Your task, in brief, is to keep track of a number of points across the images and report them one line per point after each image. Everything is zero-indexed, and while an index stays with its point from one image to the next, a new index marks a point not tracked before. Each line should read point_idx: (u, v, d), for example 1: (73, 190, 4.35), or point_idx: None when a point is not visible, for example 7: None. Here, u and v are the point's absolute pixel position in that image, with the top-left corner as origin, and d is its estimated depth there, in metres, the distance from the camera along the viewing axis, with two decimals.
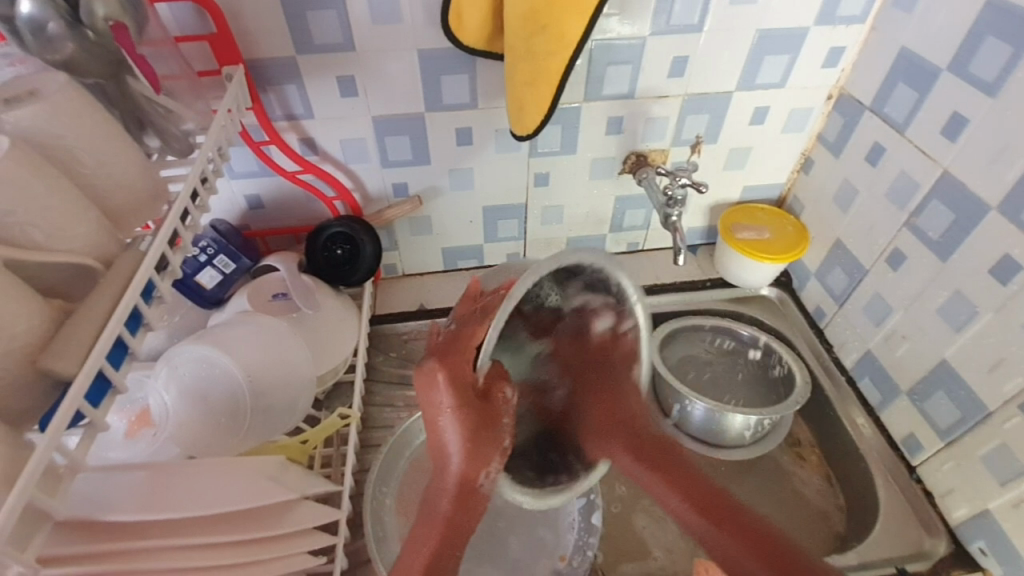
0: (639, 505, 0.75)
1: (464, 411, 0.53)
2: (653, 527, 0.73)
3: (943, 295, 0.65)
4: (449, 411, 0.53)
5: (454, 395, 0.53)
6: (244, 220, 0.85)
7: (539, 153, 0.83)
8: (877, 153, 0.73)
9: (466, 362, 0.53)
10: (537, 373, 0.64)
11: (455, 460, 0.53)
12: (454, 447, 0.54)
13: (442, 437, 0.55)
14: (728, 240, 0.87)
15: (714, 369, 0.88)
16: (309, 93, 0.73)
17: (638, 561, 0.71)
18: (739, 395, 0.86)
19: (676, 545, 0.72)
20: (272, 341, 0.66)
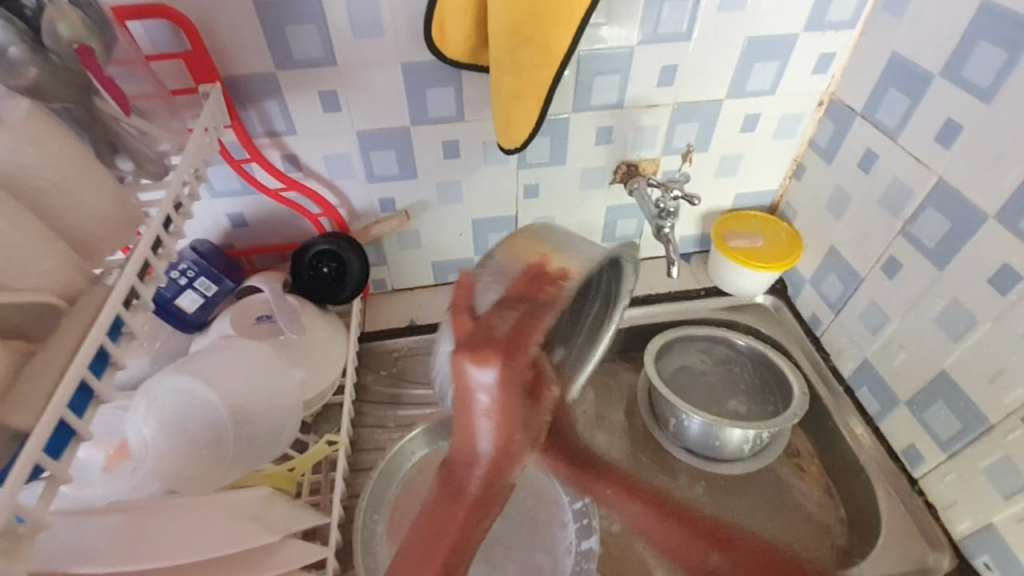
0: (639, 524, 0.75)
1: (508, 408, 0.44)
2: (653, 547, 0.73)
3: (941, 305, 0.64)
4: (486, 401, 0.43)
5: (505, 387, 0.43)
6: (227, 239, 0.83)
7: (528, 164, 0.81)
8: (869, 159, 0.72)
9: (527, 354, 0.45)
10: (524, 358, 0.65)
11: (487, 450, 0.44)
12: (481, 441, 0.44)
13: (467, 422, 0.44)
14: (721, 248, 0.85)
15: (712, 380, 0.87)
16: (290, 108, 0.71)
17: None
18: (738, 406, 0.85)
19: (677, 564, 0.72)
20: (254, 367, 0.64)
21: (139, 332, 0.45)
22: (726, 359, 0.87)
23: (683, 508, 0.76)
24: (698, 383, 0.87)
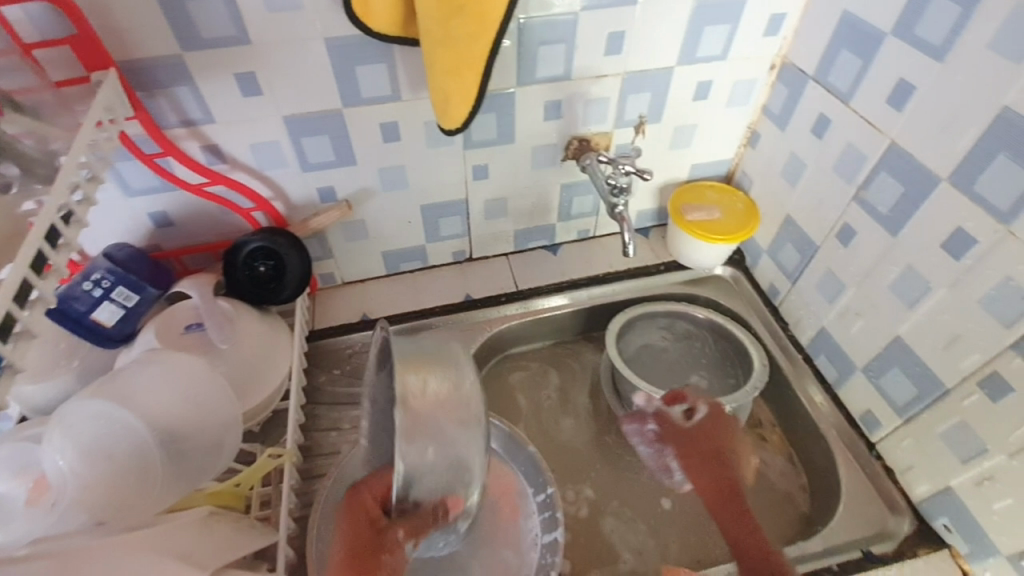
0: (607, 507, 0.75)
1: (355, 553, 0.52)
2: (621, 530, 0.73)
3: (895, 272, 0.63)
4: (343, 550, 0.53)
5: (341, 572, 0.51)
6: (153, 240, 0.76)
7: (474, 144, 0.77)
8: (822, 125, 0.70)
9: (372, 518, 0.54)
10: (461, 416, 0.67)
11: None
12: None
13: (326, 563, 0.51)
14: (679, 223, 0.84)
15: (676, 359, 0.85)
16: (203, 93, 0.64)
17: (607, 566, 0.70)
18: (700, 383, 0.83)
19: (645, 545, 0.72)
20: (183, 382, 0.59)
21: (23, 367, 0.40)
22: (688, 337, 0.87)
23: (648, 488, 0.76)
24: (659, 360, 0.85)
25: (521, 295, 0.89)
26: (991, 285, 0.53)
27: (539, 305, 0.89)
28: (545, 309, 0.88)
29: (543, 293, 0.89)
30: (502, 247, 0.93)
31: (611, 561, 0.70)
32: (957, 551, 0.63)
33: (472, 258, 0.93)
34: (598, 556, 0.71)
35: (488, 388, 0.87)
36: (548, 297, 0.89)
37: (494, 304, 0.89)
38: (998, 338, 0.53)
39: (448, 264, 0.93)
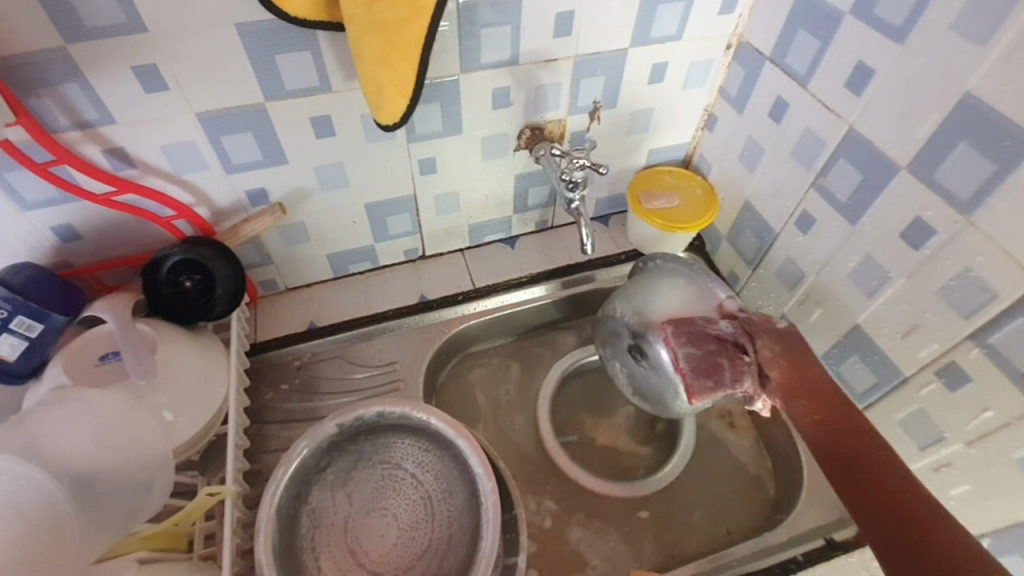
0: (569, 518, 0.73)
1: None
2: (588, 538, 0.71)
3: (854, 261, 0.62)
4: None
5: None
6: (61, 257, 0.68)
7: (418, 136, 0.71)
8: (779, 108, 0.67)
9: None
10: (446, 466, 0.67)
11: None
12: None
13: None
14: (639, 212, 0.80)
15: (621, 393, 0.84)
16: (98, 91, 0.55)
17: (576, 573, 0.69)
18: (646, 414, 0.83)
19: (615, 549, 0.71)
20: (99, 422, 0.54)
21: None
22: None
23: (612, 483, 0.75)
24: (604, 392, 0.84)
25: (479, 292, 0.85)
26: (949, 276, 0.52)
27: (499, 303, 0.85)
28: (505, 306, 0.84)
29: (502, 289, 0.85)
30: (456, 242, 0.88)
31: (579, 567, 0.69)
32: None
33: (425, 255, 0.88)
34: (565, 563, 0.69)
35: (448, 390, 0.83)
36: (506, 294, 0.85)
37: (451, 304, 0.84)
38: (956, 329, 0.53)
39: (400, 263, 0.88)
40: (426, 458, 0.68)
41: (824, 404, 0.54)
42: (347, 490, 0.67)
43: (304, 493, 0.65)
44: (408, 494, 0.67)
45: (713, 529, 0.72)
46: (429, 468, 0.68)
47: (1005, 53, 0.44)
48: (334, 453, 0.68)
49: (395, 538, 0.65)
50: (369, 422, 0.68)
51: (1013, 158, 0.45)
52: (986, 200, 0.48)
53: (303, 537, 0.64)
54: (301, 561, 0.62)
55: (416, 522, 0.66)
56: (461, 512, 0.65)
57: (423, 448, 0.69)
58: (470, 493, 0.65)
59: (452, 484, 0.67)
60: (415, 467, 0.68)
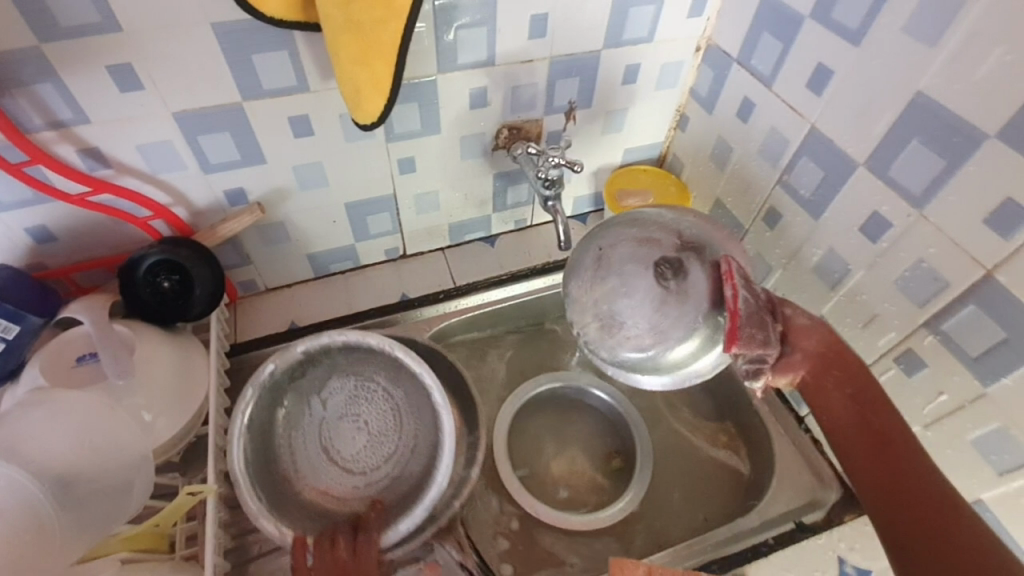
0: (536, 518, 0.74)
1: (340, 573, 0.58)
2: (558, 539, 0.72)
3: (818, 255, 0.65)
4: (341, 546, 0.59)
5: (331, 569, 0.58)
6: (35, 259, 0.67)
7: (397, 136, 0.72)
8: (747, 108, 0.70)
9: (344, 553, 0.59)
10: (408, 386, 0.71)
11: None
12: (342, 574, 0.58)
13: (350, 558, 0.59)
14: (614, 210, 0.82)
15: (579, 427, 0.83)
16: (73, 91, 0.55)
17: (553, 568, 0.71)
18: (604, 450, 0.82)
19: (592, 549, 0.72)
20: (77, 423, 0.54)
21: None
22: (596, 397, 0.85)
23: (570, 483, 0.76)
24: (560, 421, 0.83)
25: (459, 290, 0.86)
26: (904, 267, 0.55)
27: (479, 300, 0.85)
28: (484, 303, 0.85)
29: (482, 286, 0.86)
30: (436, 241, 0.89)
31: (556, 563, 0.71)
32: None
33: (406, 254, 0.89)
34: (535, 560, 0.71)
35: None
36: (487, 291, 0.85)
37: (431, 301, 0.85)
38: (912, 317, 0.56)
39: (380, 262, 0.88)
40: (391, 378, 0.71)
41: (852, 372, 0.49)
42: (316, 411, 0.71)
43: (278, 404, 0.69)
44: (376, 404, 0.71)
45: (691, 514, 0.75)
46: (393, 390, 0.71)
47: (950, 55, 0.47)
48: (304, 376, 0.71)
49: (363, 451, 0.69)
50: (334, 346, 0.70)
51: (960, 155, 0.48)
52: (936, 194, 0.51)
53: (281, 439, 0.69)
54: (279, 455, 0.68)
55: (385, 426, 0.71)
56: (423, 419, 0.70)
57: (389, 367, 0.71)
58: (432, 408, 0.69)
59: (417, 399, 0.70)
60: (383, 382, 0.72)
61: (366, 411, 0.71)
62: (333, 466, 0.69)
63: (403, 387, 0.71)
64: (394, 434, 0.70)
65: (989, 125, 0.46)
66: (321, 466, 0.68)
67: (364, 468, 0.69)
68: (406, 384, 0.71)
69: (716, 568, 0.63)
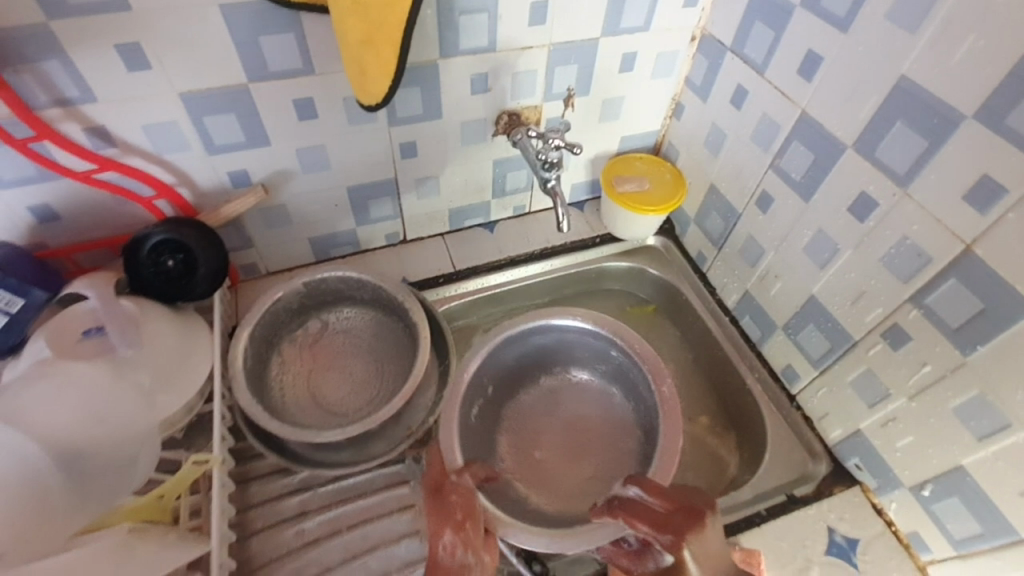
0: None
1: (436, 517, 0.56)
2: None
3: (808, 235, 0.67)
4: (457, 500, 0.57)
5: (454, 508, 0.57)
6: (36, 237, 0.67)
7: (399, 120, 0.73)
8: (741, 95, 0.72)
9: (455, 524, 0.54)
10: (394, 331, 0.79)
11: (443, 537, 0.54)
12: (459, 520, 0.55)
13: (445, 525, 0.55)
14: (611, 196, 0.84)
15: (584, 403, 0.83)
16: (80, 69, 0.56)
17: None
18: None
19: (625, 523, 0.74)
20: (83, 396, 0.54)
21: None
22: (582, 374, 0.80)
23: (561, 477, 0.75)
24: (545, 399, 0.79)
25: (460, 275, 0.88)
26: (890, 244, 0.57)
27: (479, 284, 0.87)
28: (484, 287, 0.88)
29: (482, 272, 0.88)
30: (437, 226, 0.90)
31: None
32: (867, 487, 0.69)
33: (406, 240, 0.90)
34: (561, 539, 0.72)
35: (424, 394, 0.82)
36: (487, 276, 0.88)
37: (432, 286, 0.87)
38: (897, 293, 0.58)
39: (381, 247, 0.90)
40: (379, 326, 0.79)
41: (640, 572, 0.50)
42: (311, 347, 0.77)
43: (275, 343, 0.75)
44: (364, 351, 0.78)
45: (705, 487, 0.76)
46: (380, 341, 0.79)
47: (931, 40, 0.49)
48: (302, 316, 0.78)
49: (348, 387, 0.75)
50: (330, 290, 0.78)
51: (940, 135, 0.50)
52: (919, 172, 0.53)
53: (275, 374, 0.74)
54: (270, 389, 0.73)
55: (369, 372, 0.77)
56: (406, 363, 0.76)
57: (378, 316, 0.80)
58: (411, 352, 0.76)
59: (400, 344, 0.78)
60: (371, 331, 0.79)
61: (354, 357, 0.78)
62: (316, 406, 0.73)
63: (391, 333, 0.79)
64: (377, 379, 0.76)
65: (967, 105, 0.48)
66: (307, 406, 0.73)
67: (345, 409, 0.73)
68: (394, 330, 0.79)
69: None
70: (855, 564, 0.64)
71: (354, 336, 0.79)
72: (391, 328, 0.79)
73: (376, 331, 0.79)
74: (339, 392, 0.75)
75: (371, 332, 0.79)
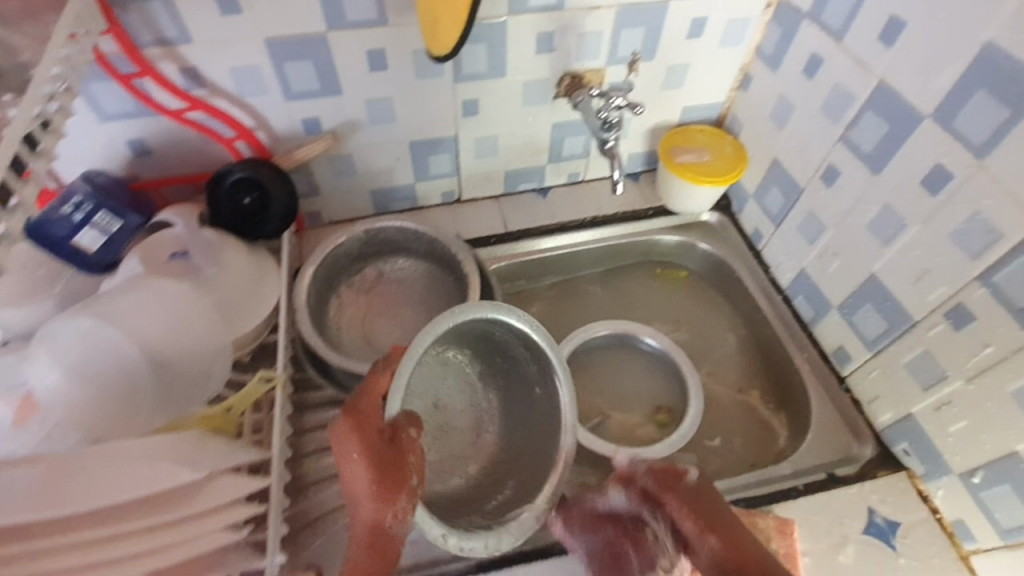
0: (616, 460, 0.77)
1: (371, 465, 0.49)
2: None
3: (873, 211, 0.65)
4: (354, 456, 0.50)
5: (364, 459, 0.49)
6: (131, 170, 0.74)
7: (464, 76, 0.75)
8: (814, 64, 0.69)
9: (400, 486, 0.49)
10: (447, 284, 0.82)
11: (366, 511, 0.49)
12: (361, 490, 0.49)
13: (354, 486, 0.50)
14: (669, 165, 0.83)
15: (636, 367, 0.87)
16: (179, 10, 0.61)
17: None
18: (659, 399, 0.84)
19: None
20: (167, 309, 0.59)
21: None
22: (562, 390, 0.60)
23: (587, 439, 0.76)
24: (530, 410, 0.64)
25: (511, 236, 0.89)
26: (961, 219, 0.55)
27: (530, 248, 0.89)
28: (534, 250, 0.89)
29: (533, 235, 0.90)
30: (491, 188, 0.92)
31: None
32: (914, 473, 0.67)
33: (461, 199, 0.93)
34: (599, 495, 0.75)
35: None
36: (538, 240, 0.89)
37: (484, 245, 0.89)
38: (963, 271, 0.56)
39: (437, 204, 0.92)
40: (433, 278, 0.83)
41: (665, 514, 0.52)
42: (368, 292, 0.82)
43: (336, 284, 0.80)
44: (417, 301, 0.82)
45: (740, 463, 0.78)
46: (431, 292, 0.82)
47: None
48: (361, 261, 0.82)
49: (399, 332, 0.79)
50: (389, 240, 0.81)
51: None
52: (1000, 143, 0.50)
53: (334, 314, 0.79)
54: (329, 325, 0.78)
55: (420, 319, 0.80)
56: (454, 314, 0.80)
57: (432, 268, 0.83)
58: (461, 305, 0.79)
59: (451, 297, 0.81)
60: (424, 281, 0.83)
61: (406, 305, 0.81)
62: (370, 346, 0.78)
63: (444, 286, 0.82)
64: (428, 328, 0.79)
65: None
66: (361, 345, 0.78)
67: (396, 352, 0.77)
68: (448, 282, 0.82)
69: (743, 504, 0.66)
70: (894, 547, 0.63)
71: (407, 286, 0.83)
72: (445, 281, 0.82)
73: (429, 283, 0.83)
74: (391, 336, 0.79)
75: (424, 283, 0.83)
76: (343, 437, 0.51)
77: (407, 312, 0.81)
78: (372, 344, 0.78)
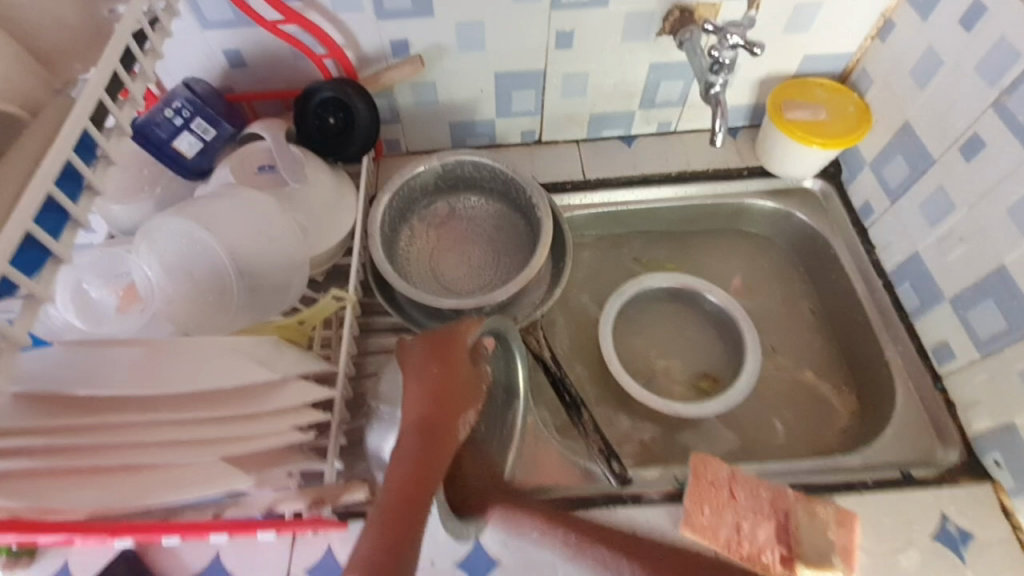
0: (670, 425, 0.75)
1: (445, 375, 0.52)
2: (691, 447, 0.74)
3: (1019, 194, 0.56)
4: (432, 367, 0.53)
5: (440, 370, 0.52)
6: (226, 81, 0.76)
7: (562, 4, 0.69)
8: (975, 13, 0.59)
9: (466, 403, 0.51)
10: (518, 224, 0.80)
11: (423, 412, 0.50)
12: (426, 394, 0.51)
13: (421, 390, 0.51)
14: (777, 119, 0.75)
15: (703, 327, 0.83)
16: None
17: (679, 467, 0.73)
18: (709, 367, 0.81)
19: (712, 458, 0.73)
20: (254, 218, 0.61)
21: (102, 188, 0.42)
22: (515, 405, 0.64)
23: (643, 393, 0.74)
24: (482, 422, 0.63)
25: (588, 184, 0.85)
26: None
27: (607, 198, 0.85)
28: (611, 200, 0.85)
29: (612, 185, 0.84)
30: (574, 130, 0.87)
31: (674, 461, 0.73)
32: (1001, 487, 0.61)
33: (542, 140, 0.89)
34: (649, 456, 0.73)
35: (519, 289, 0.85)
36: (616, 190, 0.84)
37: (559, 191, 0.85)
38: None
39: (516, 143, 0.89)
40: (502, 217, 0.81)
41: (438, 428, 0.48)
42: (437, 225, 0.81)
43: (407, 215, 0.80)
44: (484, 240, 0.81)
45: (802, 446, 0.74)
46: (500, 234, 0.81)
47: None
48: (433, 194, 0.81)
49: (466, 268, 0.79)
50: (463, 175, 0.80)
51: None
52: None
53: (404, 244, 0.79)
54: (398, 254, 0.78)
55: (486, 257, 0.80)
56: (524, 254, 0.79)
57: (503, 207, 0.81)
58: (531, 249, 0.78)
59: (521, 239, 0.80)
60: (492, 221, 0.81)
61: (473, 243, 0.81)
62: (436, 279, 0.78)
63: (513, 227, 0.81)
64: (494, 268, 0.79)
65: None
66: (426, 276, 0.78)
67: (461, 287, 0.78)
68: (519, 222, 0.80)
69: (802, 488, 0.62)
70: (963, 558, 0.58)
71: (474, 224, 0.82)
72: (515, 220, 0.80)
73: (498, 223, 0.81)
74: (459, 270, 0.79)
75: (494, 222, 0.81)
76: (422, 351, 0.55)
77: (475, 250, 0.80)
78: (436, 278, 0.78)
